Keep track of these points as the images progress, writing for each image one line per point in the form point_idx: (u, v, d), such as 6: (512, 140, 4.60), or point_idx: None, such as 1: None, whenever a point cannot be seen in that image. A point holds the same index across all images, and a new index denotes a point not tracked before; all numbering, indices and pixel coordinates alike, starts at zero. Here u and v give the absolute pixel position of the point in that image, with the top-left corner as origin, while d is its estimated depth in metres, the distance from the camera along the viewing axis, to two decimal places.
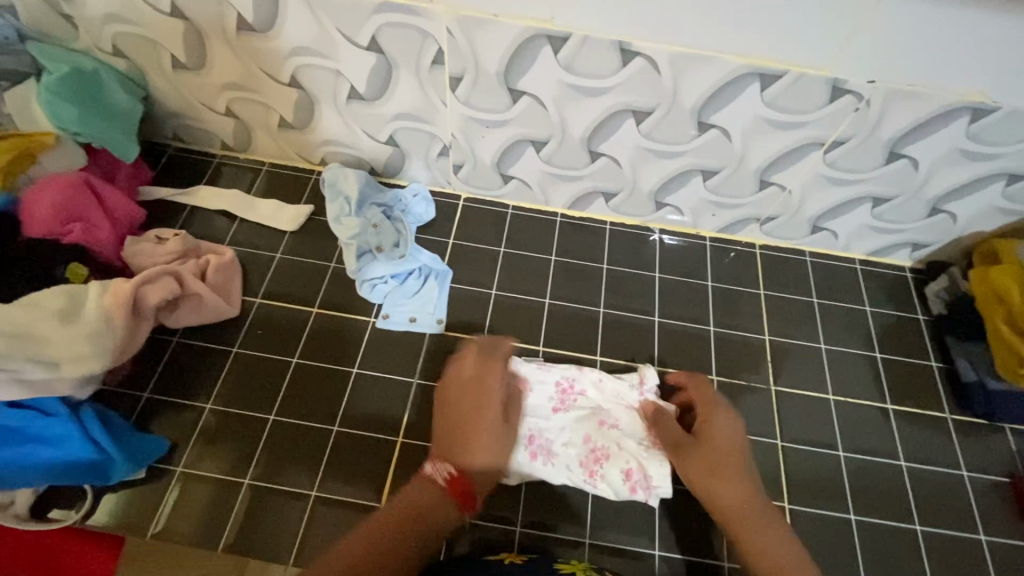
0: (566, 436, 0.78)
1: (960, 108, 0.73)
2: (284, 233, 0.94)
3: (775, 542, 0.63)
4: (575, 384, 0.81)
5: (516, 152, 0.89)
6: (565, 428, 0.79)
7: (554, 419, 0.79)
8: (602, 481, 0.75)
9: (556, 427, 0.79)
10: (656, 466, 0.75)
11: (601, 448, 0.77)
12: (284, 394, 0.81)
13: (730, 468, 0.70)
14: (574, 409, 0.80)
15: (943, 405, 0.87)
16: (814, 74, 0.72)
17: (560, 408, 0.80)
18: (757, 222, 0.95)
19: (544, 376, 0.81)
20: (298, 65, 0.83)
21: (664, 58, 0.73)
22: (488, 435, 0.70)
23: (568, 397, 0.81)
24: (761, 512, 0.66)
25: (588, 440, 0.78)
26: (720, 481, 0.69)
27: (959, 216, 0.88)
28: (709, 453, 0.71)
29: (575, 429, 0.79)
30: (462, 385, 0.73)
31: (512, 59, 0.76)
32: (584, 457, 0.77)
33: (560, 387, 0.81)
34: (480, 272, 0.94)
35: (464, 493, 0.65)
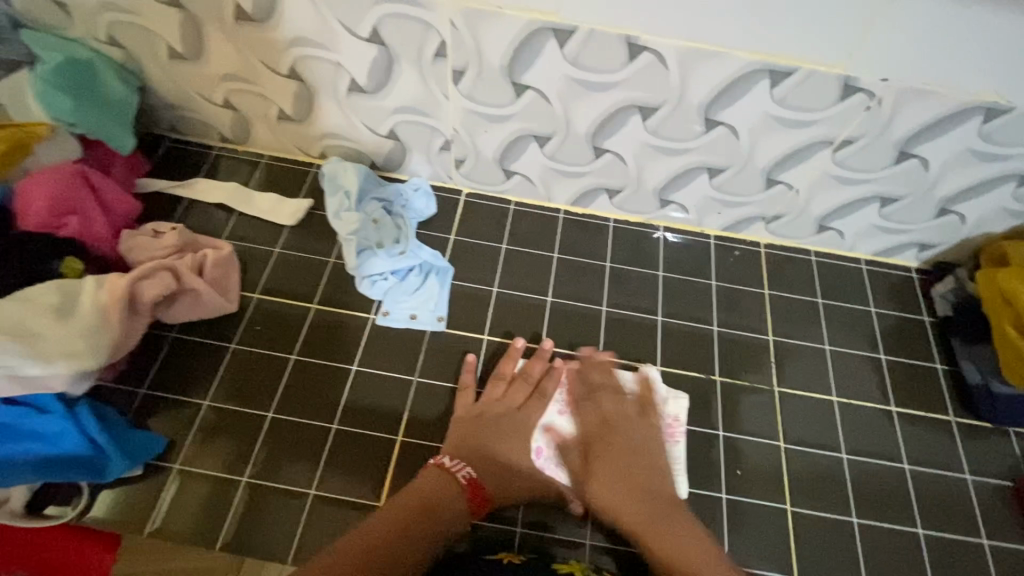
0: None
1: (973, 108, 0.71)
2: (283, 228, 0.93)
3: (670, 547, 0.65)
4: None
5: (519, 148, 0.88)
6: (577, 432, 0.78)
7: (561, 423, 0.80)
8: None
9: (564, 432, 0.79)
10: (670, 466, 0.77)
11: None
12: (283, 392, 0.80)
13: (626, 489, 0.70)
14: None
15: (947, 407, 0.86)
16: (826, 71, 0.70)
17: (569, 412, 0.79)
18: (763, 221, 0.94)
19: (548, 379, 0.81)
20: (298, 56, 0.81)
21: (671, 53, 0.71)
22: (507, 452, 0.74)
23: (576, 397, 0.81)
24: (657, 521, 0.67)
25: None
26: (615, 502, 0.70)
27: (968, 217, 0.86)
28: (598, 474, 0.72)
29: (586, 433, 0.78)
30: (504, 412, 0.77)
31: (515, 53, 0.74)
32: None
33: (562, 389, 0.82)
34: (481, 269, 0.92)
35: (479, 499, 0.70)
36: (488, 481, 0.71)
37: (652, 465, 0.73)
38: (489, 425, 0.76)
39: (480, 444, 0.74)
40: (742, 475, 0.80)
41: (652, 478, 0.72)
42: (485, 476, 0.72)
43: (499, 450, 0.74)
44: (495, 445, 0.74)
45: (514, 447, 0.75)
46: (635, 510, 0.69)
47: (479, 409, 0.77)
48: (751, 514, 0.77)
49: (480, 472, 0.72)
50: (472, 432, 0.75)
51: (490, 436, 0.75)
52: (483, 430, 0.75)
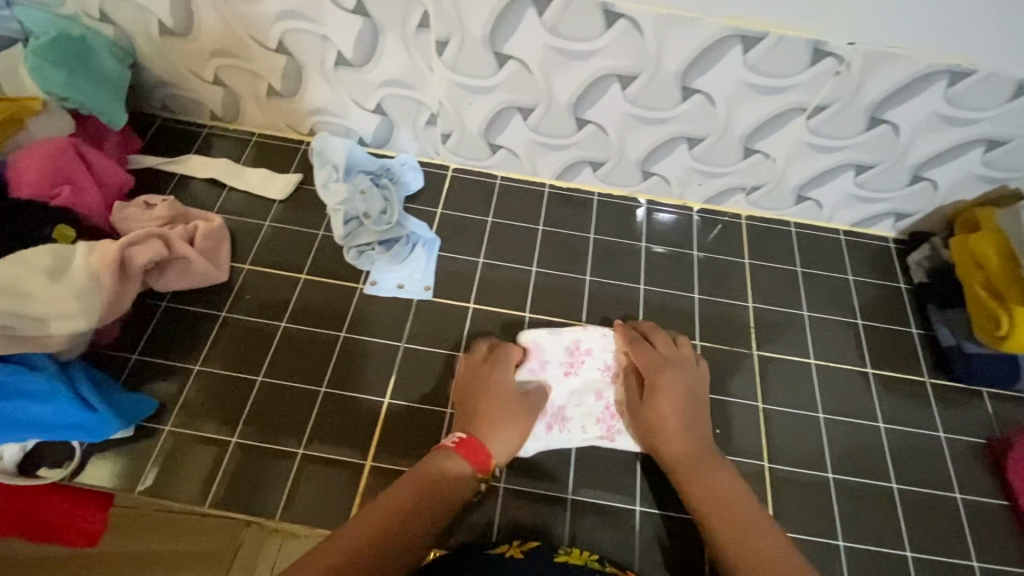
0: (580, 396, 0.81)
1: (939, 71, 0.73)
2: (273, 202, 0.95)
3: (704, 484, 0.70)
4: (585, 345, 0.83)
5: (503, 120, 0.90)
6: (577, 391, 0.81)
7: (567, 381, 0.82)
8: (622, 438, 0.79)
9: (570, 389, 0.81)
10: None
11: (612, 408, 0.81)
12: (272, 358, 0.82)
13: (675, 425, 0.75)
14: (584, 373, 0.82)
15: (923, 369, 0.89)
16: (795, 36, 0.72)
17: (570, 371, 0.82)
18: (743, 192, 0.96)
19: (552, 342, 0.83)
20: (285, 30, 0.83)
21: (647, 20, 0.73)
22: (496, 409, 0.75)
23: (576, 358, 0.83)
24: (699, 458, 0.72)
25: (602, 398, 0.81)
26: (663, 433, 0.75)
27: (940, 184, 0.88)
28: (653, 408, 0.76)
29: (586, 391, 0.81)
30: (502, 379, 0.78)
31: (497, 23, 0.76)
32: (601, 415, 0.80)
33: (570, 349, 0.83)
34: (468, 241, 0.95)
35: (477, 456, 0.71)
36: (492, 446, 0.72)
37: (704, 411, 0.77)
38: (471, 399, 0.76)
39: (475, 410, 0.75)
40: (721, 434, 0.82)
41: (701, 421, 0.76)
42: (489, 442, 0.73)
43: (484, 408, 0.75)
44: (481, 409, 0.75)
45: (499, 406, 0.75)
46: (679, 445, 0.73)
47: (475, 375, 0.79)
48: None
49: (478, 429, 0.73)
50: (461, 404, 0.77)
51: (474, 404, 0.76)
52: (473, 398, 0.76)
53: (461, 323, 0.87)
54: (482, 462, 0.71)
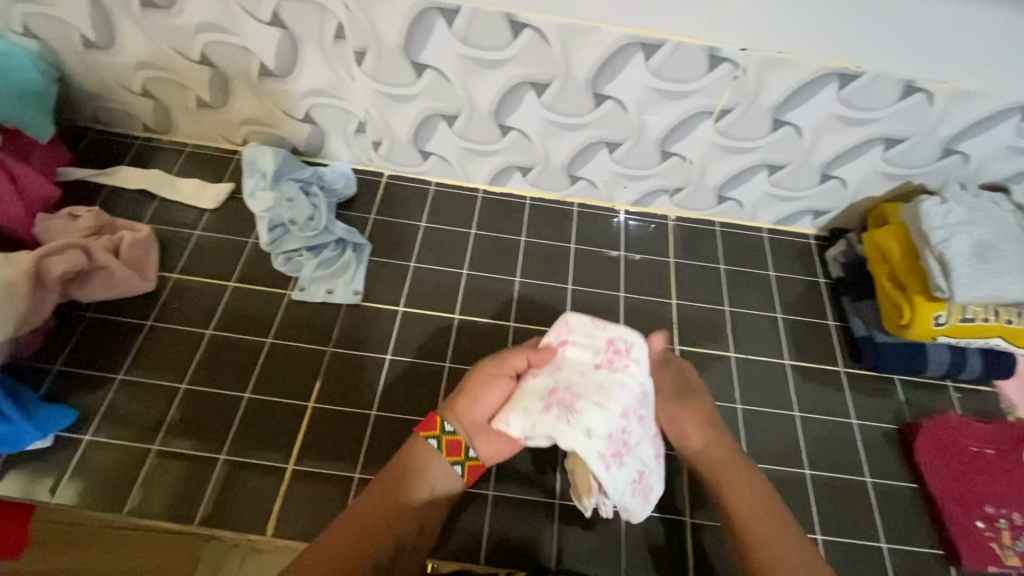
0: (606, 396, 0.63)
1: (829, 74, 0.77)
2: (204, 211, 0.96)
3: (752, 493, 0.67)
4: (630, 351, 0.66)
5: (428, 127, 0.92)
6: (607, 394, 0.63)
7: (595, 377, 0.64)
8: (618, 470, 0.61)
9: (597, 387, 0.63)
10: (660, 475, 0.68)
11: (630, 437, 0.63)
12: (197, 365, 0.82)
13: (703, 434, 0.72)
14: (618, 384, 0.64)
15: (838, 359, 0.92)
16: (690, 44, 0.76)
17: (607, 370, 0.65)
18: (667, 194, 0.99)
19: (594, 334, 0.68)
20: (206, 42, 0.85)
21: (551, 29, 0.76)
22: (484, 389, 0.67)
23: (618, 361, 0.65)
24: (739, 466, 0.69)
25: (624, 413, 0.63)
26: (695, 443, 0.72)
27: (848, 182, 0.92)
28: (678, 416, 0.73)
29: (615, 397, 0.63)
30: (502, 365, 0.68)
31: (409, 32, 0.79)
32: (613, 432, 0.62)
33: (614, 345, 0.66)
34: (399, 246, 0.96)
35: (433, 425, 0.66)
36: (447, 407, 0.68)
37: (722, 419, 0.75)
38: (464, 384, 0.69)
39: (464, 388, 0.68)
40: None
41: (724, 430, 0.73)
42: (444, 406, 0.68)
43: (474, 386, 0.68)
44: (473, 381, 0.68)
45: (490, 393, 0.67)
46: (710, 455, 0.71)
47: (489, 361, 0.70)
48: None
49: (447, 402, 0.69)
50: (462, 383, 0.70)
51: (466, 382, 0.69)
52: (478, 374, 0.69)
53: (390, 327, 0.88)
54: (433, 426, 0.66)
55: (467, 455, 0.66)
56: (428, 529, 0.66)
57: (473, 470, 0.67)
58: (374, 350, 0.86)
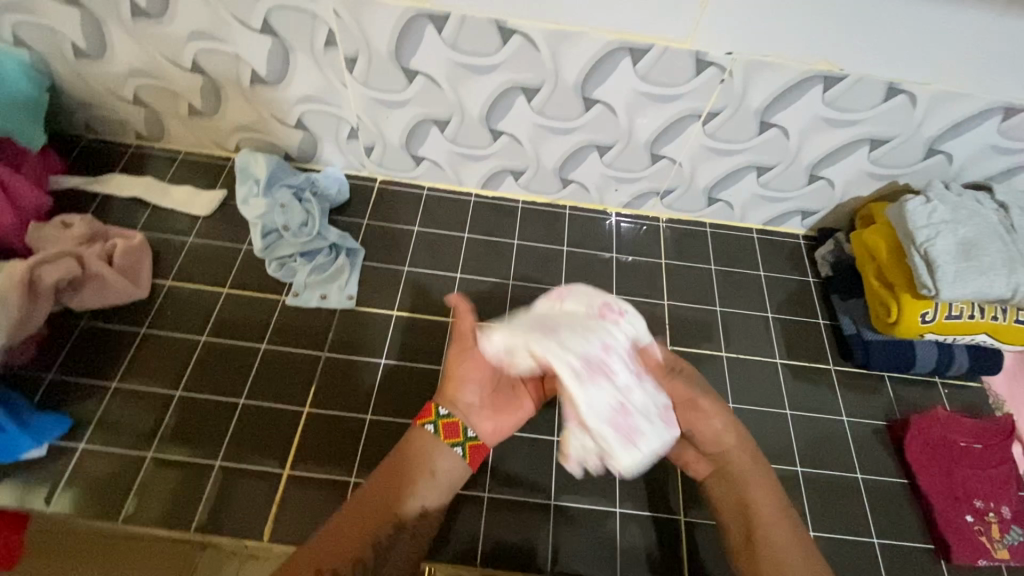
0: (591, 330, 0.64)
1: (814, 77, 0.78)
2: (198, 218, 0.96)
3: (778, 506, 0.64)
4: (624, 312, 0.68)
5: (421, 132, 0.93)
6: (592, 329, 0.64)
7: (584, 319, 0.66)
8: (596, 394, 0.60)
9: (582, 325, 0.65)
10: (660, 432, 0.63)
11: (611, 367, 0.62)
12: (192, 372, 0.82)
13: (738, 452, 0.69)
14: (606, 327, 0.65)
15: (828, 357, 0.94)
16: (677, 48, 0.77)
17: (597, 318, 0.66)
18: (658, 196, 1.01)
19: (595, 295, 0.70)
20: (198, 50, 0.85)
21: (539, 35, 0.77)
22: (465, 365, 0.70)
23: (610, 314, 0.67)
24: (764, 477, 0.67)
25: (605, 347, 0.63)
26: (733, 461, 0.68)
27: (836, 182, 0.94)
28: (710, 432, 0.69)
29: (601, 334, 0.64)
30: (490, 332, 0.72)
31: (399, 39, 0.79)
32: (591, 360, 0.61)
33: (607, 302, 0.69)
34: (392, 251, 0.97)
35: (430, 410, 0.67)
36: (438, 394, 0.70)
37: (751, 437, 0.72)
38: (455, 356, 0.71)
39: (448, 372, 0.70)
40: None
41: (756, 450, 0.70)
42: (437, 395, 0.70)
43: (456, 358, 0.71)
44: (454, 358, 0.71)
45: (472, 364, 0.70)
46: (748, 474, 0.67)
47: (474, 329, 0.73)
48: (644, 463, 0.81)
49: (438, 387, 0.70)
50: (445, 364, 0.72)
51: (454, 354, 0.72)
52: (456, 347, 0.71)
53: (384, 331, 0.89)
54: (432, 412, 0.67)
55: (466, 436, 0.67)
56: (430, 515, 0.66)
57: (475, 450, 0.68)
58: (368, 354, 0.86)
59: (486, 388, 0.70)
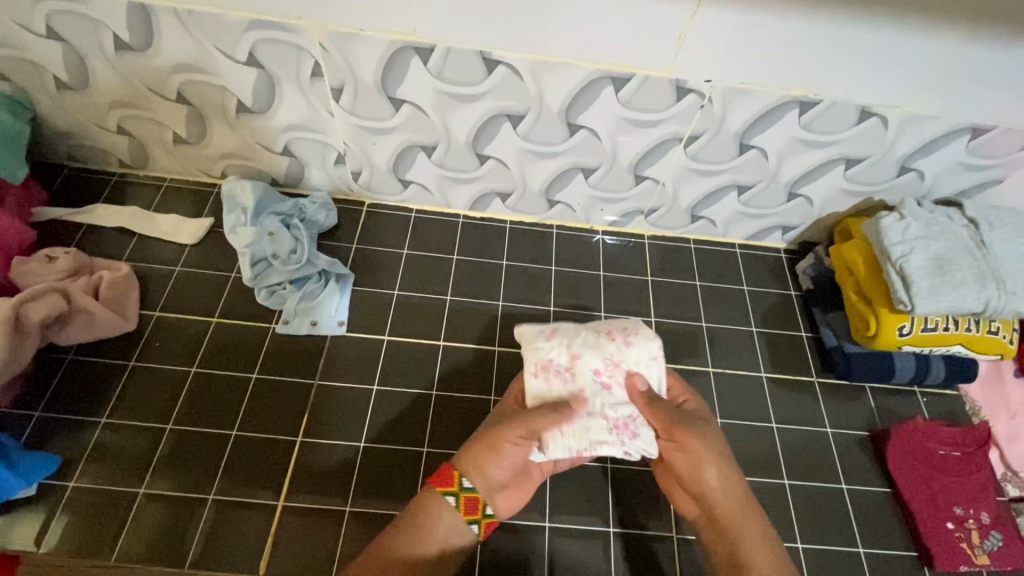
0: (572, 341, 0.75)
1: (790, 102, 0.81)
2: (185, 246, 0.96)
3: (772, 559, 0.67)
4: (629, 338, 0.75)
5: (408, 158, 0.94)
6: (575, 336, 0.75)
7: (577, 332, 0.76)
8: (541, 380, 0.73)
9: (568, 335, 0.76)
10: (599, 430, 0.71)
11: (567, 367, 0.73)
12: (182, 404, 0.82)
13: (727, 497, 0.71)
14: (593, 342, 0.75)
15: (811, 369, 0.96)
16: (658, 76, 0.79)
17: (597, 330, 0.77)
18: (642, 215, 1.03)
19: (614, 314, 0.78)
20: (182, 81, 0.85)
21: (523, 65, 0.78)
22: (507, 448, 0.69)
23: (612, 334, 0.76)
24: (757, 525, 0.69)
25: (573, 355, 0.74)
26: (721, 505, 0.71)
27: (814, 199, 0.96)
28: (698, 477, 0.72)
29: (579, 342, 0.75)
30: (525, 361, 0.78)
31: (385, 69, 0.80)
32: (552, 362, 0.74)
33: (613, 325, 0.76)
34: (382, 274, 0.97)
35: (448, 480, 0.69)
36: (468, 464, 0.69)
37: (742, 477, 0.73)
38: (496, 412, 0.75)
39: (487, 448, 0.69)
40: None
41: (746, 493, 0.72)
42: (465, 460, 0.69)
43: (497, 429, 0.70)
44: (496, 440, 0.69)
45: (514, 449, 0.70)
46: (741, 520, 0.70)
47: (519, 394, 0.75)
48: (635, 480, 0.82)
49: (467, 455, 0.70)
50: (479, 435, 0.71)
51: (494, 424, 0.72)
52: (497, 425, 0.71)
53: (376, 356, 0.89)
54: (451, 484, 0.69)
55: (484, 513, 0.70)
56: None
57: (488, 525, 0.71)
58: (360, 380, 0.86)
59: (513, 469, 0.71)
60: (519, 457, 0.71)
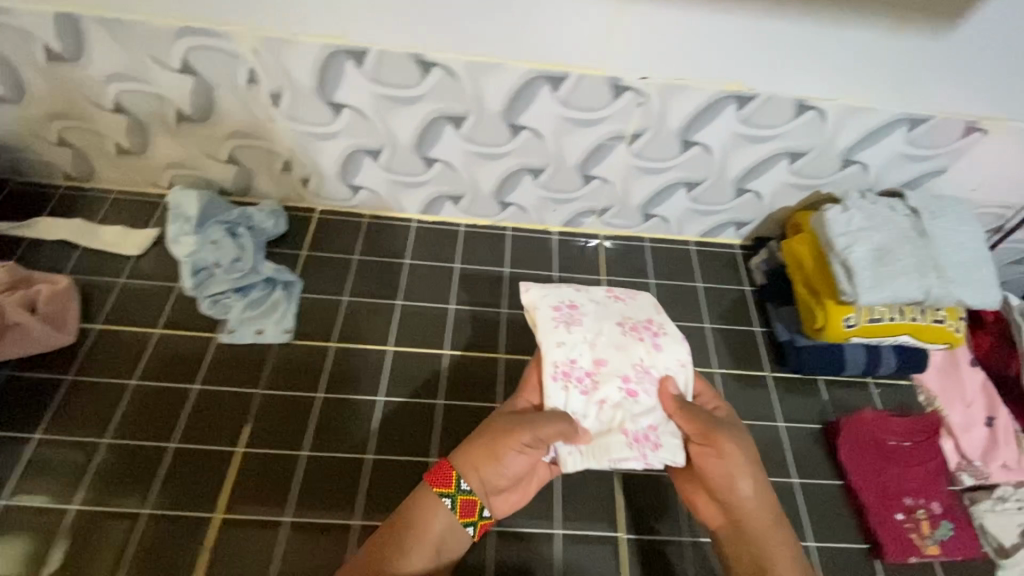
0: (595, 343, 0.75)
1: (726, 97, 0.81)
2: (129, 258, 0.94)
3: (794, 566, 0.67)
4: (657, 341, 0.76)
5: (354, 163, 0.93)
6: (599, 337, 0.75)
7: (602, 333, 0.76)
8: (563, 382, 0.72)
9: (589, 335, 0.75)
10: (618, 447, 0.70)
11: (589, 370, 0.73)
12: (121, 417, 0.80)
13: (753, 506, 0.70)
14: (620, 347, 0.75)
15: (764, 363, 0.96)
16: (593, 74, 0.79)
17: (623, 328, 0.76)
18: (595, 214, 1.02)
19: (638, 314, 0.79)
20: (119, 90, 0.84)
21: (458, 66, 0.78)
22: (510, 458, 0.68)
23: (636, 335, 0.76)
24: (778, 532, 0.69)
25: (597, 360, 0.74)
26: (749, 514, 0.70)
27: (762, 194, 0.97)
28: (728, 485, 0.70)
29: (602, 344, 0.75)
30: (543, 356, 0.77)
31: (320, 74, 0.80)
32: (574, 364, 0.73)
33: (639, 329, 0.77)
34: (330, 280, 0.96)
35: (441, 479, 0.67)
36: (465, 464, 0.68)
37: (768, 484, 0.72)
38: (509, 411, 0.73)
39: (490, 451, 0.68)
40: None
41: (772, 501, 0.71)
42: (463, 458, 0.68)
43: (503, 429, 0.69)
44: (499, 445, 0.68)
45: (517, 460, 0.68)
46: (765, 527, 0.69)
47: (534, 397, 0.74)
48: (584, 480, 0.81)
49: (469, 453, 0.68)
50: (483, 431, 0.69)
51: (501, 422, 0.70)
52: (501, 426, 0.69)
53: (322, 363, 0.88)
54: (444, 483, 0.67)
55: (480, 516, 0.68)
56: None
57: (484, 527, 0.69)
58: (304, 388, 0.85)
59: (516, 476, 0.70)
60: (523, 466, 0.69)
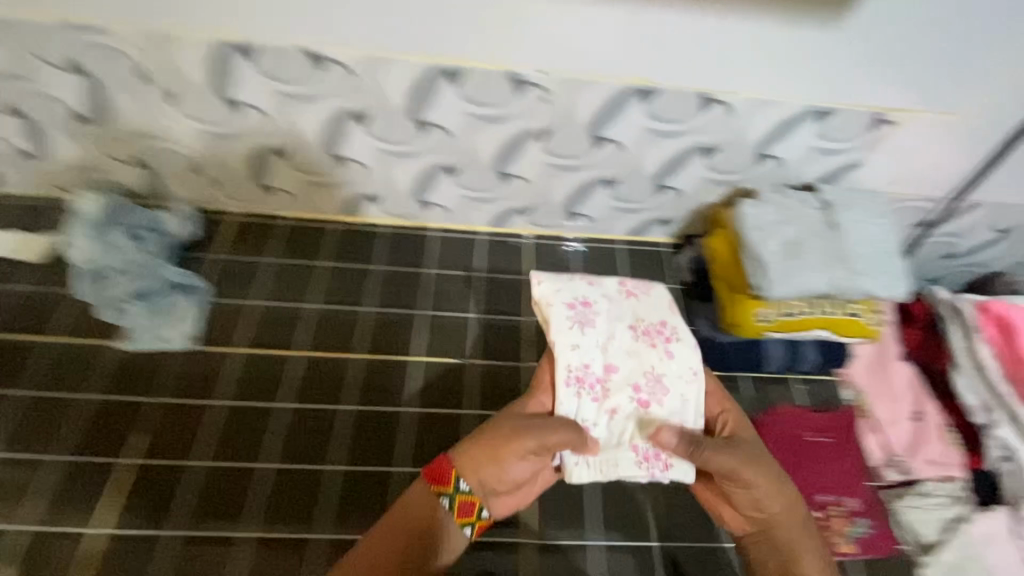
0: (606, 347, 0.72)
1: (629, 91, 0.81)
2: (28, 265, 0.91)
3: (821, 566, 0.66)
4: (670, 343, 0.74)
5: (263, 164, 0.91)
6: (611, 340, 0.73)
7: (616, 336, 0.73)
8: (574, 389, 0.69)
9: (597, 339, 0.72)
10: (627, 463, 0.68)
11: (600, 375, 0.71)
12: (9, 430, 0.77)
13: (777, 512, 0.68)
14: (632, 352, 0.73)
15: None
16: (491, 68, 0.78)
17: (635, 332, 0.74)
18: (520, 214, 0.99)
19: (654, 315, 0.76)
20: (9, 91, 0.82)
21: (354, 62, 0.77)
22: (515, 463, 0.64)
23: (652, 340, 0.74)
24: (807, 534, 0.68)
25: (607, 365, 0.71)
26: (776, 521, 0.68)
27: (682, 191, 0.95)
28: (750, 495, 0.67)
29: (613, 348, 0.72)
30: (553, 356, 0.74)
31: (212, 72, 0.79)
32: (584, 369, 0.70)
33: (651, 333, 0.74)
34: (239, 285, 0.93)
35: (436, 477, 0.64)
36: (466, 464, 0.64)
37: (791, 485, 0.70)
38: (512, 412, 0.69)
39: (494, 453, 0.64)
40: None
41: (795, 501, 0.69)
42: (464, 457, 0.64)
43: (512, 429, 0.65)
44: (504, 447, 0.64)
45: (519, 464, 0.65)
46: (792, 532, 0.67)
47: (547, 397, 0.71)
48: None
49: (468, 455, 0.64)
50: (482, 432, 0.66)
51: (509, 424, 0.66)
52: (506, 427, 0.65)
53: (225, 369, 0.85)
54: (442, 482, 0.64)
55: (478, 517, 0.65)
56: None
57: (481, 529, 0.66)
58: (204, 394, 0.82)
59: (518, 480, 0.66)
60: (525, 470, 0.66)
